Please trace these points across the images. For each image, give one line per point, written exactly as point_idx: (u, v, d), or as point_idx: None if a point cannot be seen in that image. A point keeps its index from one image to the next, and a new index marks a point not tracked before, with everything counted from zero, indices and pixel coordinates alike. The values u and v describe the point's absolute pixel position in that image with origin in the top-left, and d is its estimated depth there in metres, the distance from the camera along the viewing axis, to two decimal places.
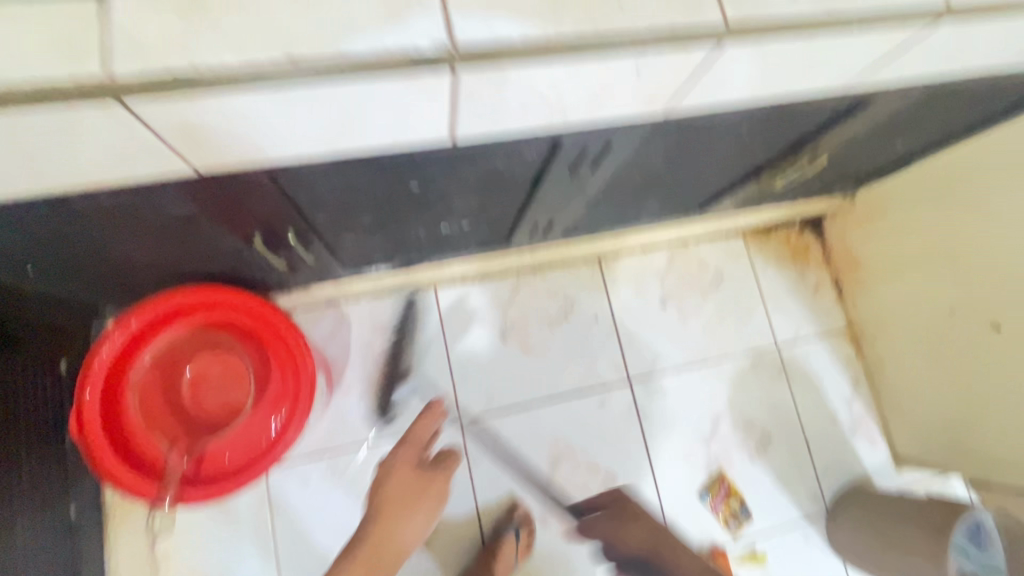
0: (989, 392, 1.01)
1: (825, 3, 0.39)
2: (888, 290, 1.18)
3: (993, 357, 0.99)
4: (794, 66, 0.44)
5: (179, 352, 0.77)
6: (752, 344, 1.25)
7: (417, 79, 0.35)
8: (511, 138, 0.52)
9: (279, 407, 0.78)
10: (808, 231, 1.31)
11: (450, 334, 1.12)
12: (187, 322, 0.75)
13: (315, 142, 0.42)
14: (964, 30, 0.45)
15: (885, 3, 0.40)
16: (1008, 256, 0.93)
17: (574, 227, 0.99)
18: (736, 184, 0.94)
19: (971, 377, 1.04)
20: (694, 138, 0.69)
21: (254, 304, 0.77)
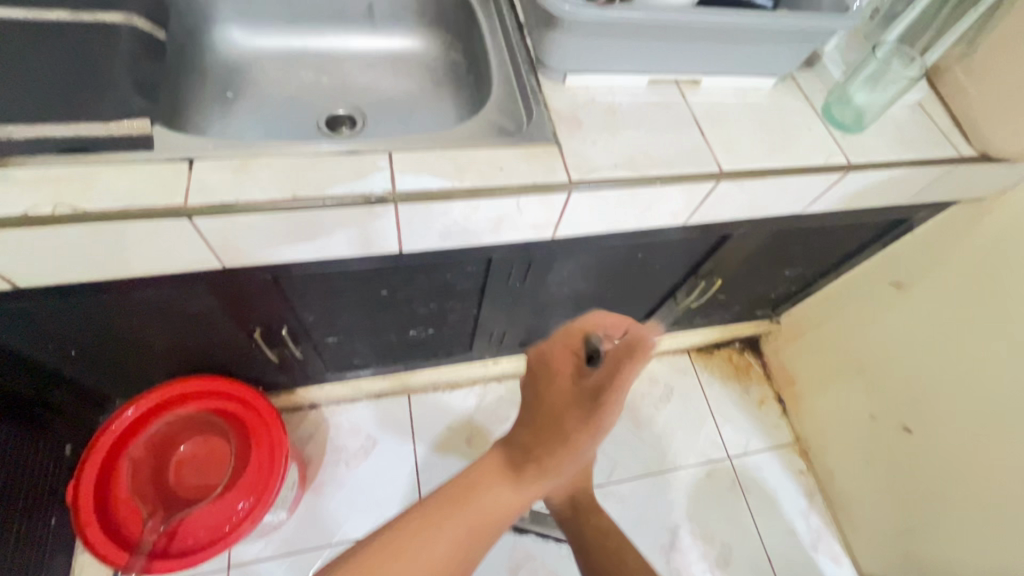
0: (922, 494, 1.07)
1: (637, 171, 0.62)
2: (821, 402, 1.30)
3: (915, 458, 1.08)
4: (634, 208, 0.66)
5: (175, 434, 0.91)
6: (704, 454, 1.32)
7: (375, 211, 0.56)
8: (451, 255, 0.73)
9: (251, 488, 0.86)
10: (746, 351, 1.48)
11: (420, 437, 1.23)
12: (186, 408, 0.89)
13: (306, 253, 0.61)
14: (750, 188, 0.68)
15: (677, 171, 0.63)
16: (902, 365, 1.09)
17: (528, 339, 1.16)
18: (660, 304, 1.14)
19: (904, 481, 1.11)
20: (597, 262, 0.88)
21: (245, 393, 0.91)
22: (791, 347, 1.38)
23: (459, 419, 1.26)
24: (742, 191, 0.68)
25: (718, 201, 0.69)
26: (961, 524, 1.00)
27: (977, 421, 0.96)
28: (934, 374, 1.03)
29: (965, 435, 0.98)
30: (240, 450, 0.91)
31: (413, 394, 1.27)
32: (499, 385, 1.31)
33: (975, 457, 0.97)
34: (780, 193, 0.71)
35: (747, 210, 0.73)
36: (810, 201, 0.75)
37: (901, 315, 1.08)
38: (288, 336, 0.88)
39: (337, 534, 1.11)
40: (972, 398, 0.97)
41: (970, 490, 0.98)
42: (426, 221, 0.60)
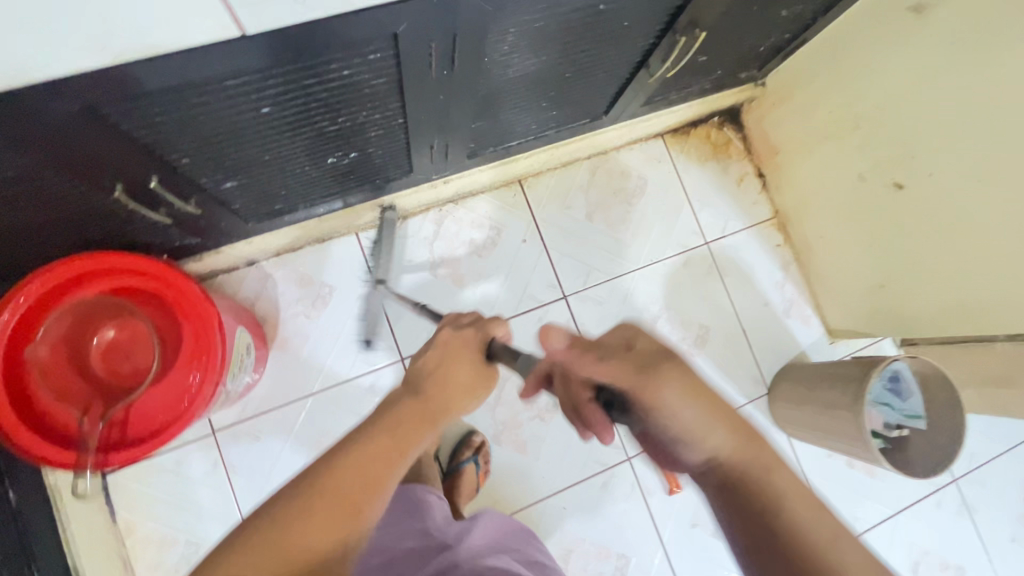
0: (906, 247, 1.04)
1: None
2: (806, 171, 1.20)
3: (905, 212, 1.01)
4: None
5: (83, 324, 0.77)
6: (681, 244, 1.26)
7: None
8: (331, 33, 0.50)
9: (193, 362, 0.77)
10: (726, 126, 1.31)
11: (379, 276, 1.13)
12: (82, 292, 0.74)
13: (123, 44, 0.42)
14: None
15: None
16: (903, 112, 0.95)
17: (478, 146, 0.98)
18: (629, 79, 0.93)
19: (888, 237, 1.06)
20: (545, 21, 0.65)
21: (147, 265, 0.75)
22: (776, 113, 1.22)
23: (418, 250, 1.15)
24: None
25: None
26: (943, 270, 0.98)
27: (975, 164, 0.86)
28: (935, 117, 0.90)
29: (964, 181, 0.89)
30: (166, 327, 0.79)
31: (361, 231, 1.12)
32: (455, 207, 1.17)
33: (966, 204, 0.90)
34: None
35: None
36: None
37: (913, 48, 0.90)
38: (166, 187, 0.68)
39: (317, 384, 1.08)
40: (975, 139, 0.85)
41: (952, 241, 0.95)
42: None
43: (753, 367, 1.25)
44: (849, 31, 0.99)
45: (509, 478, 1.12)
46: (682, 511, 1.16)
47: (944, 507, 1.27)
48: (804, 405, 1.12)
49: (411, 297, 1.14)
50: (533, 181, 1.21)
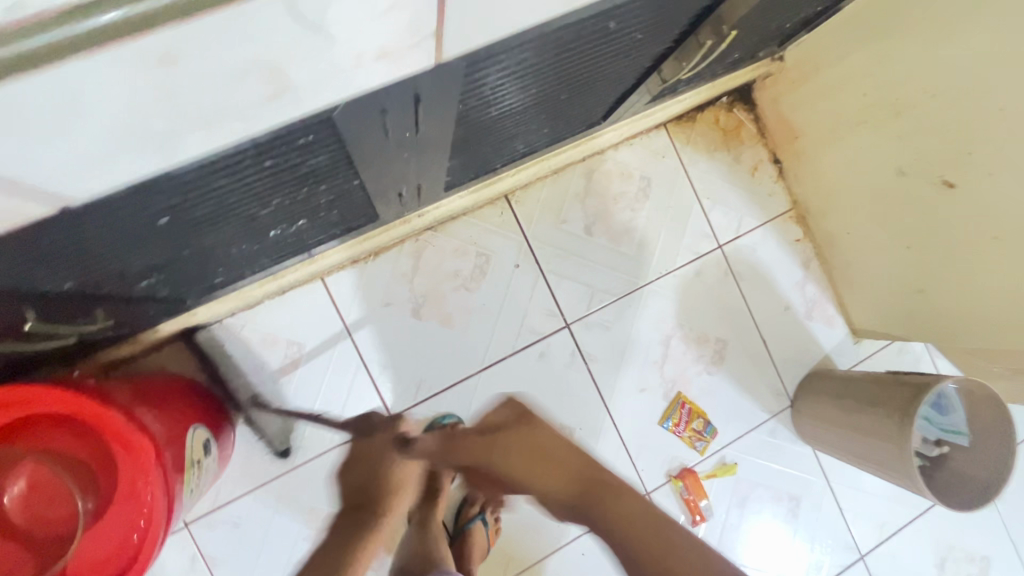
0: (954, 253, 0.90)
1: None
2: (832, 159, 1.05)
3: (958, 215, 0.86)
4: None
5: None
6: (692, 249, 1.12)
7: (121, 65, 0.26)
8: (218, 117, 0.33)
9: (130, 489, 0.63)
10: (736, 107, 1.15)
11: (355, 326, 0.98)
12: None
13: (59, 162, 0.32)
14: None
15: None
16: (956, 100, 0.78)
17: (457, 178, 0.81)
18: (635, 84, 0.75)
19: (936, 238, 0.92)
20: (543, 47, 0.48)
21: (47, 391, 0.62)
22: (796, 93, 1.05)
23: (397, 290, 0.99)
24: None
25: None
26: (996, 282, 0.85)
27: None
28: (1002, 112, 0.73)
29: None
30: (99, 459, 0.66)
31: (328, 276, 0.96)
32: (435, 234, 1.01)
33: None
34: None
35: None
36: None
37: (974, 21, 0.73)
38: (50, 309, 0.52)
39: (297, 456, 0.95)
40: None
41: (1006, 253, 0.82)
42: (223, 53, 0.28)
43: (775, 378, 1.15)
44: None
45: (522, 530, 1.03)
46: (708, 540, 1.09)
47: None
48: (835, 425, 1.03)
49: (394, 345, 0.99)
50: (522, 195, 1.05)
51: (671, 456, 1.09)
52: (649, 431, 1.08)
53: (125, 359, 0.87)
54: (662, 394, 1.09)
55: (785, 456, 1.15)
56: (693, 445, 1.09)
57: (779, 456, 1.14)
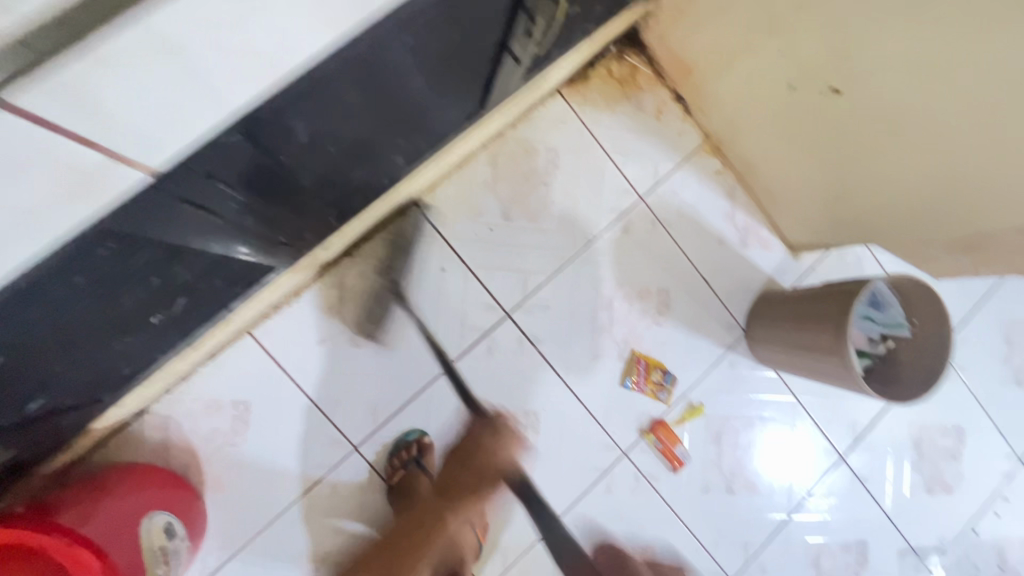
0: (895, 148, 0.80)
1: None
2: (727, 86, 1.03)
3: (889, 109, 0.76)
4: None
5: None
6: (616, 208, 1.11)
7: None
8: None
9: None
10: (625, 54, 1.12)
11: (296, 370, 0.97)
12: None
13: None
14: None
15: None
16: (817, 8, 0.75)
17: (344, 207, 0.79)
18: (493, 69, 0.73)
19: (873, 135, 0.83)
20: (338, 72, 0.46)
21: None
22: (677, 27, 1.03)
23: (329, 324, 0.98)
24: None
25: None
26: (944, 173, 0.77)
27: (973, 59, 0.61)
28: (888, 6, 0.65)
29: (961, 78, 0.64)
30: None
31: (256, 329, 0.95)
32: (352, 260, 0.99)
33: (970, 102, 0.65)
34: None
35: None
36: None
37: None
38: None
39: (272, 510, 0.95)
40: (956, 33, 0.61)
41: (900, 151, 0.80)
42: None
43: (724, 313, 1.16)
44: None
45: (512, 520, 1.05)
46: (692, 480, 1.13)
47: None
48: (786, 346, 1.05)
49: (341, 378, 0.99)
50: (430, 198, 1.03)
51: (639, 412, 1.11)
52: (613, 395, 1.10)
53: (69, 465, 0.85)
54: (617, 356, 1.10)
55: (750, 383, 1.17)
56: (657, 397, 1.11)
57: (744, 385, 1.17)
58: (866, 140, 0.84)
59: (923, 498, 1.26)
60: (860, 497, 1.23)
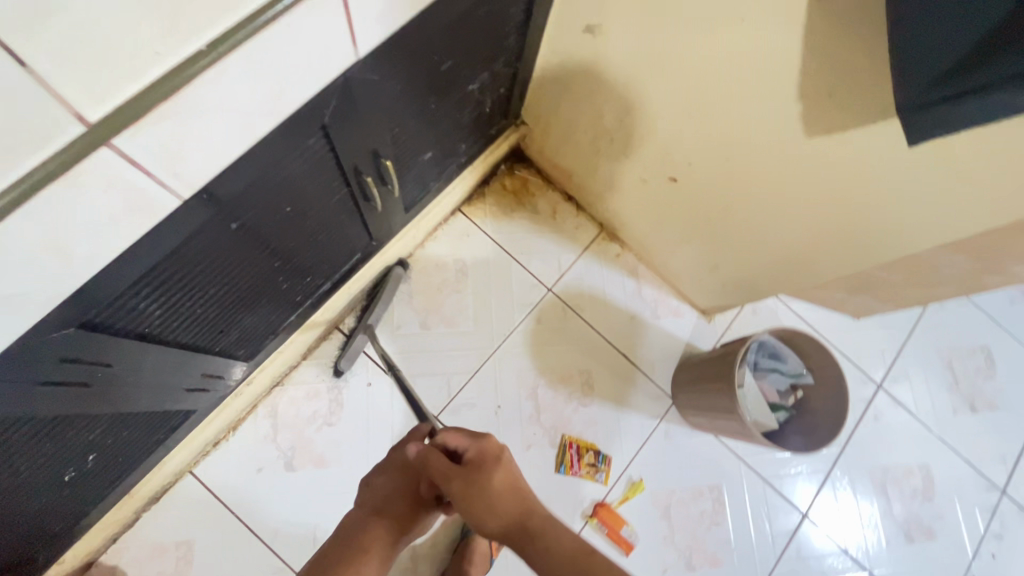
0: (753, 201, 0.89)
1: None
2: (600, 183, 1.17)
3: (739, 145, 0.82)
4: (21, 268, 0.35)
5: None
6: (526, 302, 1.21)
7: (4, 224, 0.32)
8: None
9: None
10: (515, 170, 1.29)
11: (236, 503, 1.02)
12: None
13: None
14: (187, 112, 0.37)
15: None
16: (642, 115, 0.91)
17: (253, 345, 0.90)
18: (364, 216, 0.87)
19: (733, 194, 0.91)
20: (202, 258, 0.59)
21: None
22: (547, 144, 1.19)
23: (264, 451, 1.05)
24: (218, 81, 0.37)
25: (193, 123, 0.38)
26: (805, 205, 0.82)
27: (766, 126, 0.76)
28: (687, 101, 0.82)
29: (762, 146, 0.79)
30: None
31: (195, 466, 1.02)
32: (282, 387, 1.08)
33: (802, 122, 0.71)
34: (304, 45, 0.41)
35: (275, 96, 0.43)
36: (367, 15, 0.45)
37: (611, 63, 0.87)
38: None
39: None
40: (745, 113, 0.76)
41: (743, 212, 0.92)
42: (200, 130, 0.39)
43: (649, 383, 1.21)
44: (571, 24, 0.87)
45: None
46: (648, 563, 1.11)
47: (881, 418, 1.27)
48: (703, 412, 1.09)
49: (279, 505, 1.03)
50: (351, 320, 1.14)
51: (580, 497, 1.12)
52: (550, 482, 1.12)
53: None
54: (548, 442, 1.14)
55: (688, 450, 1.19)
56: (594, 478, 1.13)
57: (683, 453, 1.18)
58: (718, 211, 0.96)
59: (904, 548, 1.20)
60: (835, 556, 1.18)
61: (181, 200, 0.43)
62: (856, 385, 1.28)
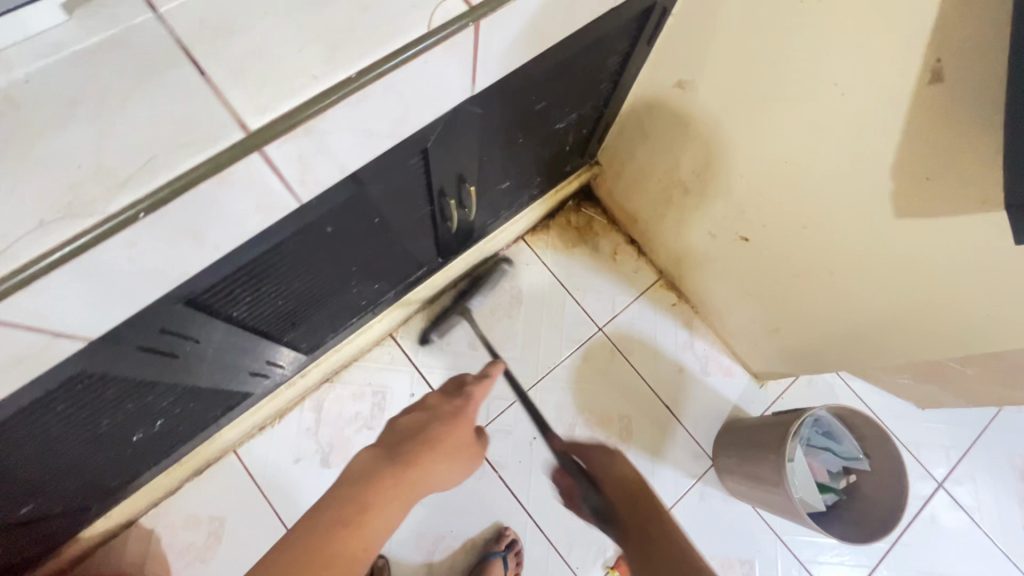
0: (827, 270, 0.87)
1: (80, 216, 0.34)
2: (666, 231, 1.17)
3: (819, 214, 0.81)
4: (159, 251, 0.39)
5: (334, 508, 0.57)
6: (575, 338, 1.22)
7: (158, 213, 0.36)
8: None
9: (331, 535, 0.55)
10: (582, 207, 1.31)
11: (270, 490, 1.06)
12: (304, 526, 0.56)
13: None
14: (326, 130, 0.41)
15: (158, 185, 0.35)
16: (721, 170, 0.92)
17: (316, 340, 0.94)
18: (438, 232, 0.91)
19: (805, 261, 0.89)
20: (295, 256, 0.63)
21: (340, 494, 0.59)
22: (618, 186, 1.21)
23: (305, 443, 1.09)
24: (354, 108, 0.41)
25: (327, 140, 0.42)
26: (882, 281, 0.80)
27: (853, 199, 0.74)
28: (770, 164, 0.82)
29: (844, 218, 0.77)
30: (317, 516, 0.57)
31: (240, 447, 1.07)
32: (331, 384, 1.12)
33: (893, 202, 0.69)
34: (431, 82, 0.45)
35: (396, 123, 0.47)
36: (488, 59, 0.48)
37: (698, 117, 0.88)
38: None
39: None
40: (832, 182, 0.75)
41: (813, 280, 0.91)
42: (330, 146, 0.43)
43: (689, 441, 1.18)
44: (663, 78, 0.89)
45: None
46: None
47: (938, 520, 1.18)
48: (744, 479, 1.05)
49: (309, 499, 1.06)
50: (405, 330, 1.17)
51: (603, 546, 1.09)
52: (574, 525, 1.10)
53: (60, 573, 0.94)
54: None
55: (722, 518, 1.14)
56: None
57: (716, 519, 1.14)
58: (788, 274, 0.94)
59: None
60: None
61: (299, 203, 0.47)
62: (913, 479, 1.20)
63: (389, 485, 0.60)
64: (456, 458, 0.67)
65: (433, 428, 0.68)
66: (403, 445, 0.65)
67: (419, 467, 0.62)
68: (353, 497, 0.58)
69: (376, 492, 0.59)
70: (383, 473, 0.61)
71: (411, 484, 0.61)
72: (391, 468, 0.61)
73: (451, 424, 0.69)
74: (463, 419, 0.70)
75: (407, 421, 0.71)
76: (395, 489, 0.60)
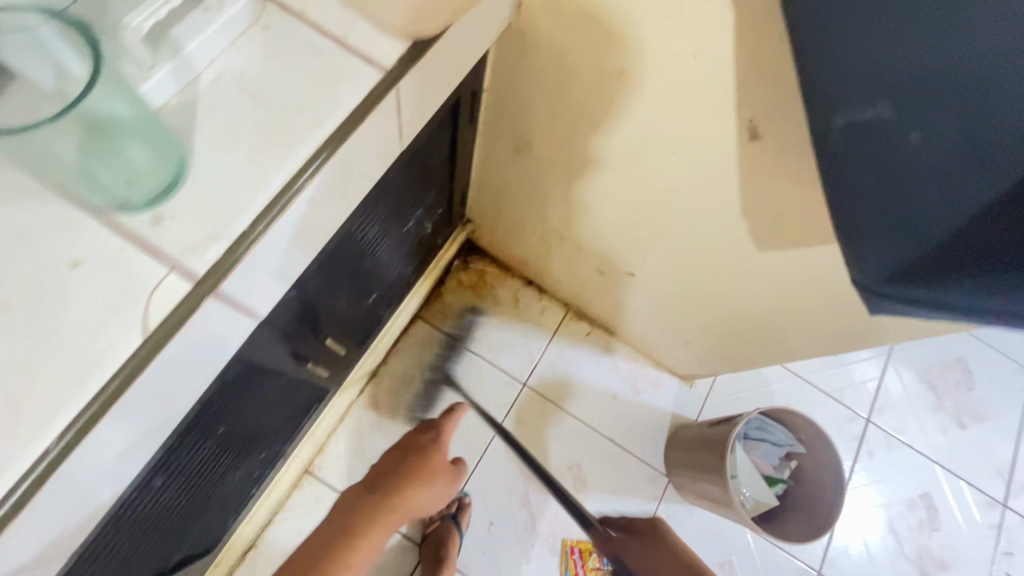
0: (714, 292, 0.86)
1: None
2: (558, 271, 1.13)
3: (689, 249, 0.79)
4: None
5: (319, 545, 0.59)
6: (503, 403, 1.16)
7: None
8: None
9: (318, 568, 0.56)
10: (470, 263, 1.23)
11: None
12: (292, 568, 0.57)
13: None
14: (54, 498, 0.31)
15: None
16: (588, 216, 0.87)
17: (216, 532, 0.82)
18: (316, 376, 0.81)
19: (692, 287, 0.88)
20: (131, 527, 0.52)
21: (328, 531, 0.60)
22: (498, 238, 1.15)
23: None
24: (84, 456, 0.32)
25: (66, 492, 0.32)
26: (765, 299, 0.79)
27: (716, 235, 0.72)
28: (630, 210, 0.78)
29: (714, 251, 0.76)
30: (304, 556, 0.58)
31: None
32: (259, 550, 1.01)
33: (752, 237, 0.68)
34: (190, 360, 0.36)
35: (169, 410, 0.37)
36: (260, 289, 0.39)
37: (548, 173, 0.83)
38: None
39: None
40: (692, 223, 0.73)
41: (705, 300, 0.89)
42: (72, 489, 0.33)
43: (641, 465, 1.17)
44: (500, 142, 0.83)
45: None
46: None
47: (875, 454, 1.26)
48: (700, 496, 1.05)
49: None
50: (322, 459, 1.07)
51: None
52: None
53: None
54: (549, 550, 1.09)
55: (692, 530, 1.15)
56: None
57: (687, 532, 1.15)
58: (681, 297, 0.92)
59: None
60: None
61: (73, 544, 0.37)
62: (845, 423, 1.27)
63: (368, 512, 0.60)
64: (435, 484, 0.65)
65: (409, 459, 0.67)
66: (379, 479, 0.65)
67: (398, 501, 0.62)
68: (336, 531, 0.59)
69: (352, 522, 0.59)
70: (360, 505, 0.61)
71: (389, 509, 0.61)
72: (363, 501, 0.61)
73: (426, 452, 0.68)
74: (438, 448, 0.68)
75: (386, 458, 0.69)
76: (370, 517, 0.60)
